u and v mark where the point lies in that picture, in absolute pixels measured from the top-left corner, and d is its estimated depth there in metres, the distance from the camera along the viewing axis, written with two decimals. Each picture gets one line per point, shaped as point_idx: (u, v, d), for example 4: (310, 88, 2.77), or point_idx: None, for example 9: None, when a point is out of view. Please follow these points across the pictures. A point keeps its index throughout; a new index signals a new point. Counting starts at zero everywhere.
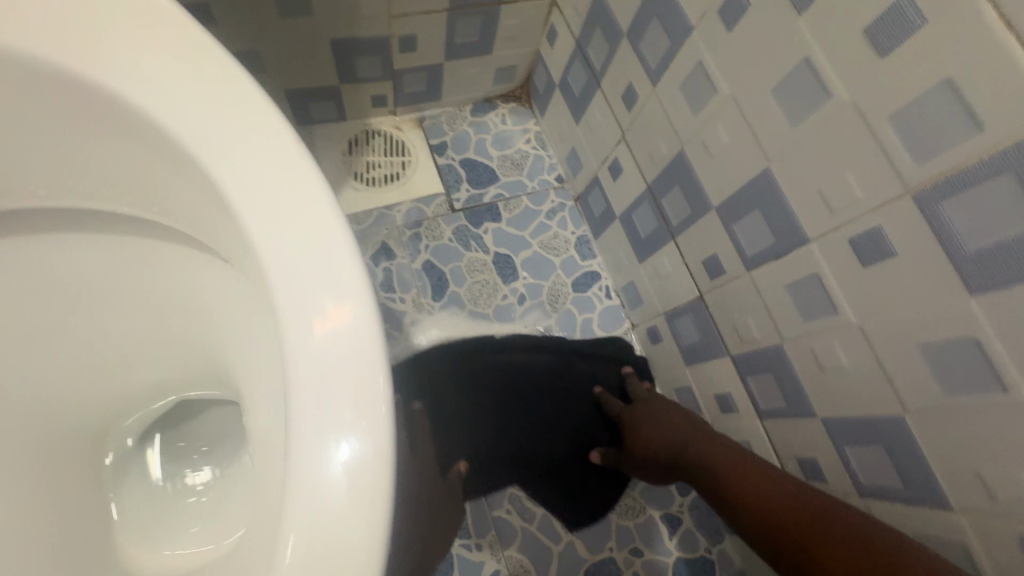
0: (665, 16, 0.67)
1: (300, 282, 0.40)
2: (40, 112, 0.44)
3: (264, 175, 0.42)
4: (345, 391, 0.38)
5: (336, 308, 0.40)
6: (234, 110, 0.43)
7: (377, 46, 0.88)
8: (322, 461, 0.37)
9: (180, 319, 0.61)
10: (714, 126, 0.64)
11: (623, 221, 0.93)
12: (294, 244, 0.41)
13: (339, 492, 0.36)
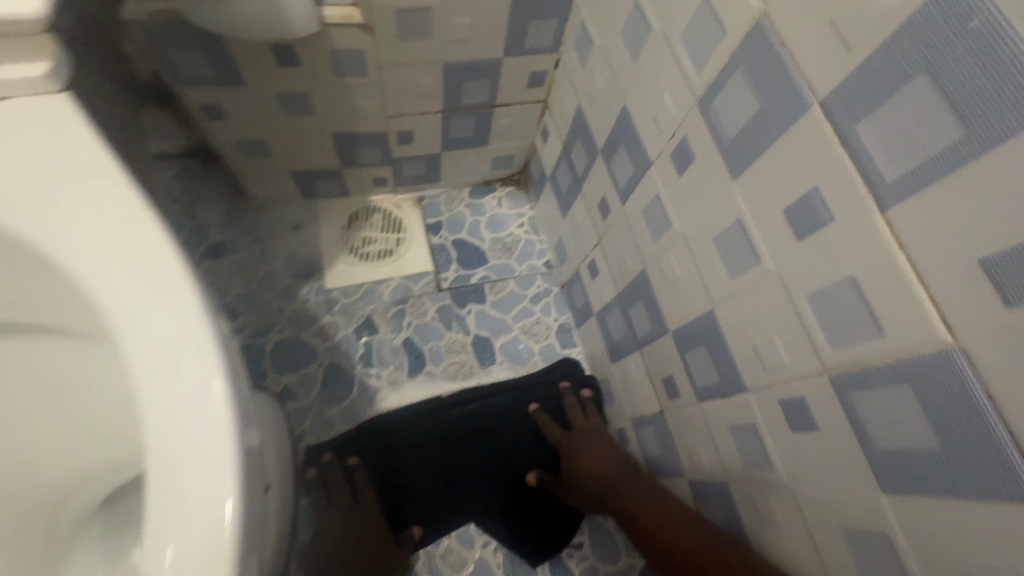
0: (630, 145, 0.69)
1: (152, 364, 0.40)
2: None
3: (124, 266, 0.41)
4: (198, 443, 0.38)
5: (186, 381, 0.40)
6: (105, 204, 0.42)
7: (375, 138, 0.94)
8: (172, 503, 0.38)
9: (110, 408, 0.62)
10: (670, 256, 0.65)
11: (598, 318, 0.94)
12: (150, 327, 0.40)
13: (198, 511, 0.37)
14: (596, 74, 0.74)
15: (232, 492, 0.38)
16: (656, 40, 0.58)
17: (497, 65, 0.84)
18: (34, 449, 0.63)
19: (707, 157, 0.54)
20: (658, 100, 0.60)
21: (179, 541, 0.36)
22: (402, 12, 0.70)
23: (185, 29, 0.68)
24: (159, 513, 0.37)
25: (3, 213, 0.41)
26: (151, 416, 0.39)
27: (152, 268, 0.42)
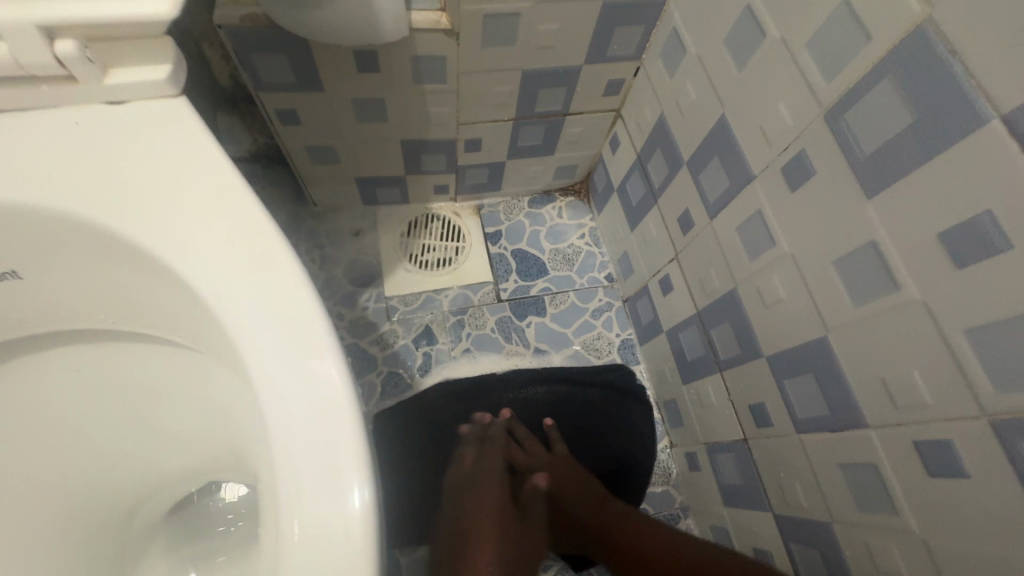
0: (726, 157, 0.65)
1: (272, 355, 0.38)
2: (40, 240, 0.41)
3: (237, 263, 0.40)
4: (328, 423, 0.37)
5: (309, 369, 0.38)
6: (213, 200, 0.41)
7: (443, 146, 0.92)
8: (300, 490, 0.35)
9: (195, 420, 0.61)
10: (770, 277, 0.61)
11: (669, 336, 0.90)
12: (270, 318, 0.39)
13: (330, 494, 0.35)
14: (687, 83, 0.71)
15: (362, 479, 0.36)
16: (773, 46, 0.54)
17: (576, 73, 0.81)
18: (111, 458, 0.61)
19: (832, 173, 0.50)
20: (769, 110, 0.56)
21: (313, 524, 0.35)
22: (490, 17, 0.68)
23: (273, 36, 0.66)
24: (287, 500, 0.35)
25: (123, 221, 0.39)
26: (272, 403, 0.37)
27: (266, 260, 0.40)
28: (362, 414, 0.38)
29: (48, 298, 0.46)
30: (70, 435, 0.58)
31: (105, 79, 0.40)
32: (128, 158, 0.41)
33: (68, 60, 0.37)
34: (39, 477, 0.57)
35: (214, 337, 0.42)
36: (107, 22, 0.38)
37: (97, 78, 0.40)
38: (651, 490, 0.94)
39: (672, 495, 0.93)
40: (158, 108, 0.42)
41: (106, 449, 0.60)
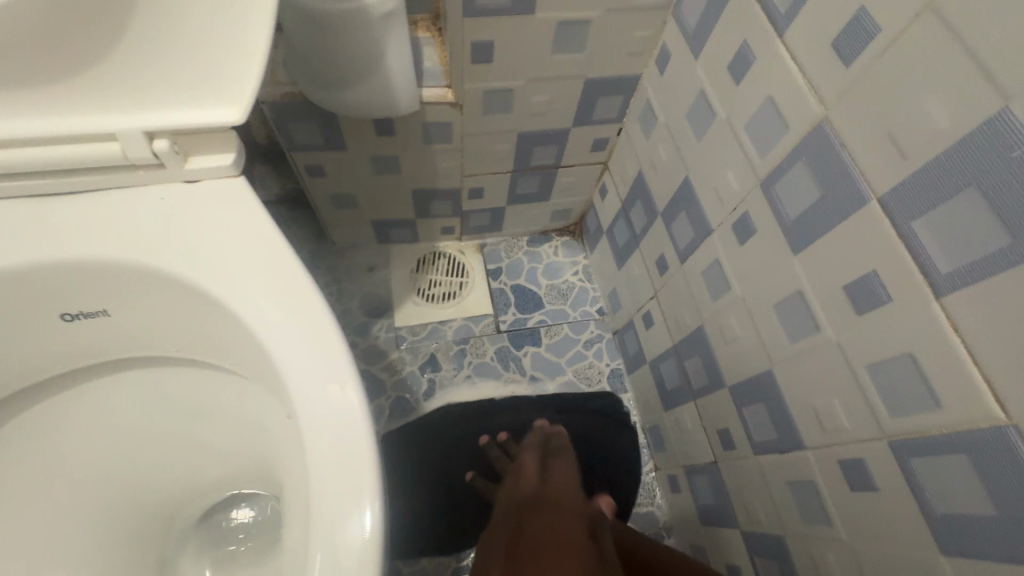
0: (691, 212, 0.76)
1: (308, 390, 0.48)
2: (128, 286, 0.52)
3: (282, 309, 0.50)
4: (350, 453, 0.46)
5: (337, 403, 0.48)
6: (263, 257, 0.51)
7: (450, 193, 1.04)
8: (325, 511, 0.44)
9: (231, 434, 0.71)
10: (728, 316, 0.71)
11: (652, 366, 0.99)
12: (308, 358, 0.49)
13: (349, 514, 0.44)
14: (659, 146, 0.82)
15: (374, 502, 0.45)
16: (721, 124, 0.65)
17: (565, 134, 0.93)
18: (157, 467, 0.71)
19: (769, 232, 0.60)
20: (721, 176, 0.67)
21: (334, 537, 0.44)
22: (489, 93, 0.80)
23: (305, 108, 0.79)
24: (317, 518, 0.44)
25: (189, 274, 0.50)
26: (307, 434, 0.47)
27: (304, 308, 0.50)
28: (377, 447, 0.47)
29: (127, 329, 0.57)
30: (128, 446, 0.68)
31: (186, 162, 0.52)
32: (194, 224, 0.51)
33: (163, 155, 0.50)
34: (100, 482, 0.67)
35: (264, 366, 0.53)
36: (191, 127, 0.49)
37: (180, 163, 0.51)
38: (636, 510, 1.01)
39: (656, 516, 1.00)
40: (220, 185, 0.53)
41: (155, 460, 0.70)
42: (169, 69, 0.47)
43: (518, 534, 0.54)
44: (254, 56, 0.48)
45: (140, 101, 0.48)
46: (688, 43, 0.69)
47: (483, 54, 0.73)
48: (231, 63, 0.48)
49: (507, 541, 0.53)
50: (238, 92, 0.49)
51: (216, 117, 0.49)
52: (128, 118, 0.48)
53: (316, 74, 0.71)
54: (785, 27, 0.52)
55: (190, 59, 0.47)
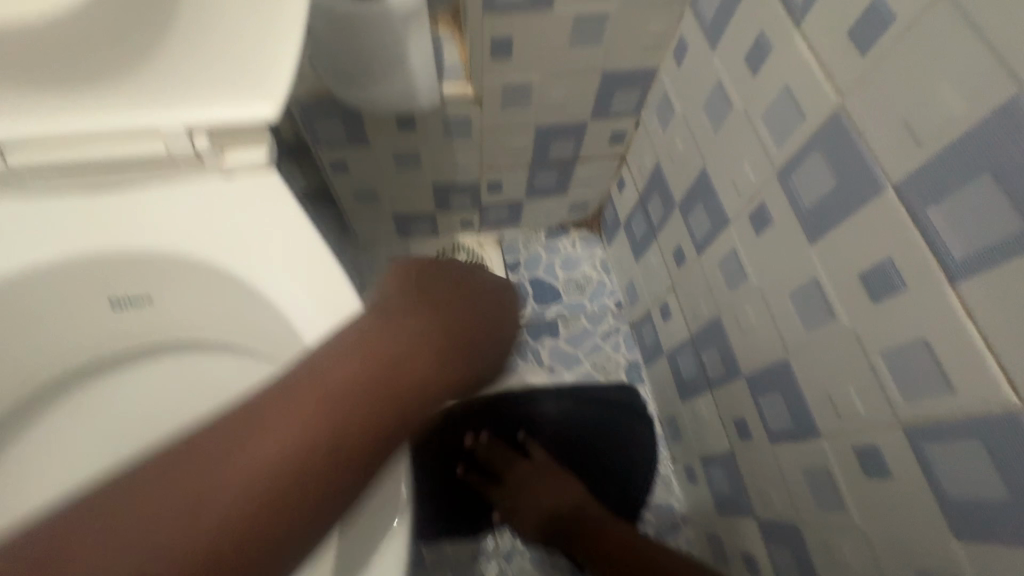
0: (708, 203, 0.76)
1: None
2: (170, 271, 0.55)
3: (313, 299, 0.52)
4: None
5: None
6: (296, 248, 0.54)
7: (469, 187, 1.06)
8: (363, 488, 0.49)
9: None
10: (744, 306, 0.71)
11: (669, 358, 0.99)
12: None
13: (384, 493, 0.48)
14: (676, 138, 0.82)
15: (405, 481, 0.49)
16: (738, 115, 0.66)
17: (583, 127, 0.94)
18: None
19: (785, 221, 0.60)
20: (738, 167, 0.67)
21: (370, 512, 0.48)
22: (507, 87, 0.81)
23: (329, 104, 0.81)
24: (355, 498, 0.49)
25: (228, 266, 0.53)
26: None
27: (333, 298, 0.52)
28: None
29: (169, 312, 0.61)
30: None
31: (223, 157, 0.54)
32: (231, 216, 0.54)
33: (203, 151, 0.53)
34: None
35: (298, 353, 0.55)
36: (229, 124, 0.52)
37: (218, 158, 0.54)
38: (652, 501, 1.02)
39: (673, 506, 1.01)
40: (255, 178, 0.55)
41: None
42: (208, 64, 0.50)
43: (469, 326, 0.52)
44: (285, 53, 0.50)
45: (182, 98, 0.51)
46: (705, 35, 0.70)
47: (502, 48, 0.74)
48: (266, 60, 0.50)
49: (457, 332, 0.50)
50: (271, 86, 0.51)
51: (251, 112, 0.52)
52: (171, 115, 0.51)
53: (340, 72, 0.73)
54: (801, 18, 0.53)
55: (227, 53, 0.49)
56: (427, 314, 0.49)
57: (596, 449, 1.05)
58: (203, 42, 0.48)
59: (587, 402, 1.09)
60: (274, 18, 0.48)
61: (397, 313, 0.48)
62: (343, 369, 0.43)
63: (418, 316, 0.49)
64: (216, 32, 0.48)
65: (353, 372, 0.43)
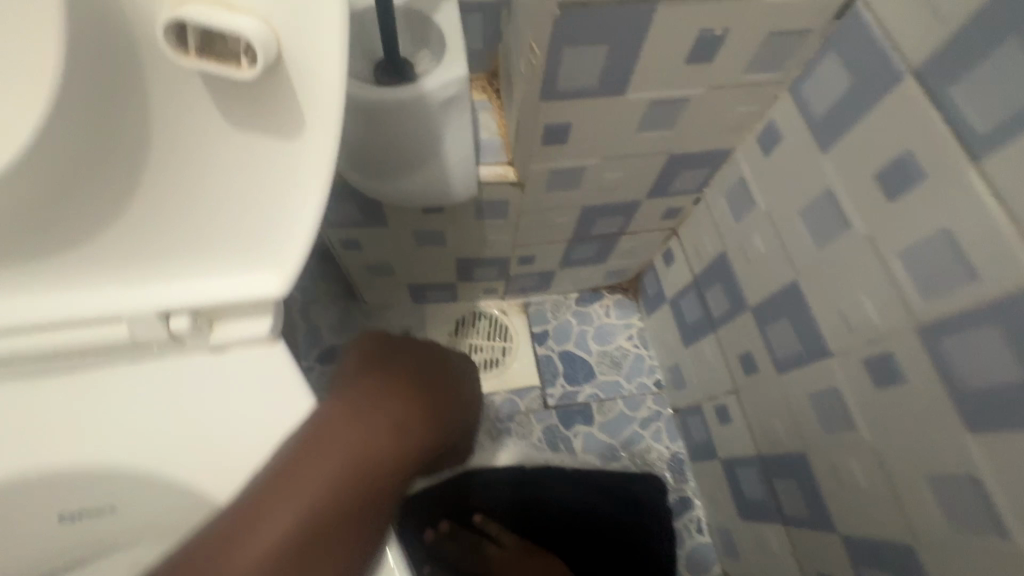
0: (799, 323, 0.63)
1: None
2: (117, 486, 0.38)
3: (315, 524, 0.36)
4: None
5: None
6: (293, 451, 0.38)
7: (498, 261, 0.92)
8: None
9: None
10: (848, 459, 0.59)
11: (725, 466, 0.87)
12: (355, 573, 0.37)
13: None
14: (756, 234, 0.69)
15: None
16: (858, 240, 0.53)
17: (636, 205, 0.80)
18: None
19: (928, 388, 0.48)
20: (854, 301, 0.54)
21: None
22: (556, 171, 0.68)
23: (344, 189, 0.68)
24: None
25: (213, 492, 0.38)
26: None
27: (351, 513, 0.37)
28: None
29: None
30: None
31: (212, 333, 0.38)
32: (215, 415, 0.38)
33: (181, 335, 0.37)
34: None
35: None
36: (218, 303, 0.36)
37: (205, 335, 0.38)
38: None
39: None
40: (254, 355, 0.40)
41: None
42: (183, 229, 0.33)
43: (428, 382, 0.46)
44: (299, 217, 0.33)
45: (146, 271, 0.34)
46: (812, 131, 0.56)
47: (556, 134, 0.61)
48: (269, 223, 0.33)
49: (426, 405, 0.43)
50: (276, 250, 0.35)
51: (250, 286, 0.36)
52: (132, 295, 0.35)
53: (363, 164, 0.60)
54: (982, 150, 0.40)
55: (210, 214, 0.33)
56: (389, 379, 0.42)
57: (612, 538, 0.93)
58: (175, 202, 0.32)
59: (602, 486, 0.96)
60: (283, 173, 0.31)
61: (369, 393, 0.40)
62: (342, 488, 0.36)
63: (398, 398, 0.41)
64: (193, 189, 0.31)
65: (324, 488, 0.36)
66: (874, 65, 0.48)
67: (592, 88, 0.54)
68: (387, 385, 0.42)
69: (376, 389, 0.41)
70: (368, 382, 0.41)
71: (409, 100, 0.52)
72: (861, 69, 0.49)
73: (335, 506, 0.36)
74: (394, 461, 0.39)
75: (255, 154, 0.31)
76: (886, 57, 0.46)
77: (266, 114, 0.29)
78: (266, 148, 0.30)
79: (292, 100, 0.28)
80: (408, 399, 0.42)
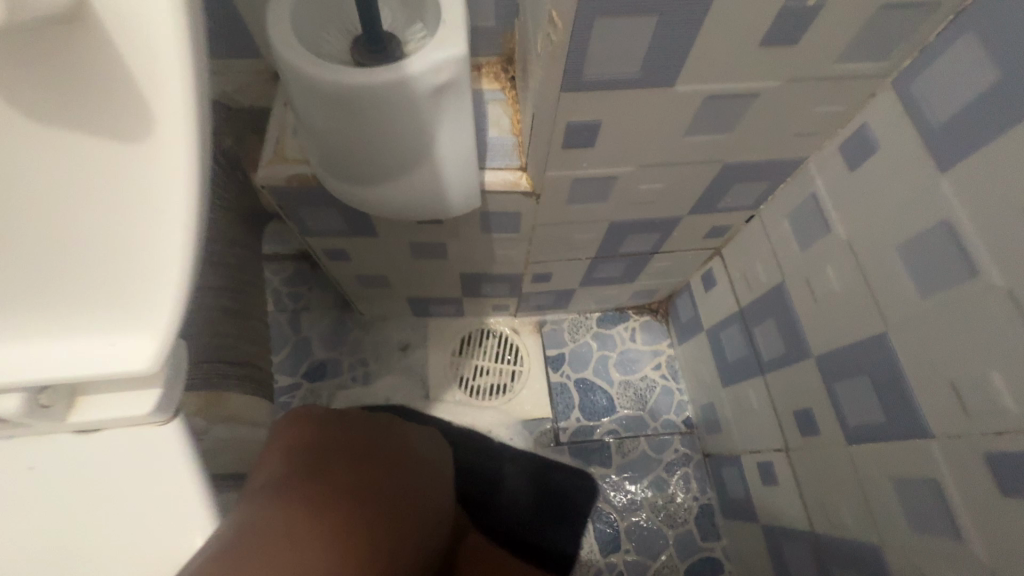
0: (884, 387, 0.49)
1: None
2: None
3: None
4: None
5: None
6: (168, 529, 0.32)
7: (508, 277, 0.80)
8: None
9: None
10: (945, 572, 0.45)
11: (766, 533, 0.73)
12: None
13: None
14: (828, 267, 0.55)
15: None
16: (988, 295, 0.39)
17: (674, 222, 0.67)
18: None
19: None
20: (973, 373, 0.40)
21: None
22: (580, 181, 0.55)
23: (322, 195, 0.56)
24: None
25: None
26: None
27: None
28: None
29: None
30: None
31: (73, 413, 0.32)
32: (97, 502, 0.32)
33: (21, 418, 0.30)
34: None
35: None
36: (64, 378, 0.25)
37: (61, 416, 0.32)
38: None
39: None
40: (135, 435, 0.33)
41: None
42: (19, 285, 0.24)
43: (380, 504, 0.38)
44: (158, 255, 0.22)
45: None
46: (926, 142, 0.42)
47: (580, 136, 0.48)
48: (118, 268, 0.23)
49: (371, 543, 0.35)
50: (133, 310, 0.24)
51: (107, 361, 0.25)
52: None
53: (335, 163, 0.48)
54: None
55: (46, 261, 0.23)
56: (319, 511, 0.34)
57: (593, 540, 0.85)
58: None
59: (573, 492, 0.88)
60: (138, 191, 0.22)
61: (287, 534, 0.32)
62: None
63: (326, 538, 0.33)
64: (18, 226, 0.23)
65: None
66: None
67: (631, 78, 0.41)
68: (315, 522, 0.33)
69: (299, 527, 0.32)
70: (288, 517, 0.33)
71: (389, 87, 0.40)
72: (1018, 60, 0.35)
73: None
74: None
75: (97, 169, 0.22)
76: None
77: (101, 104, 0.20)
78: (111, 151, 0.21)
79: (126, 76, 0.19)
80: (345, 512, 0.35)
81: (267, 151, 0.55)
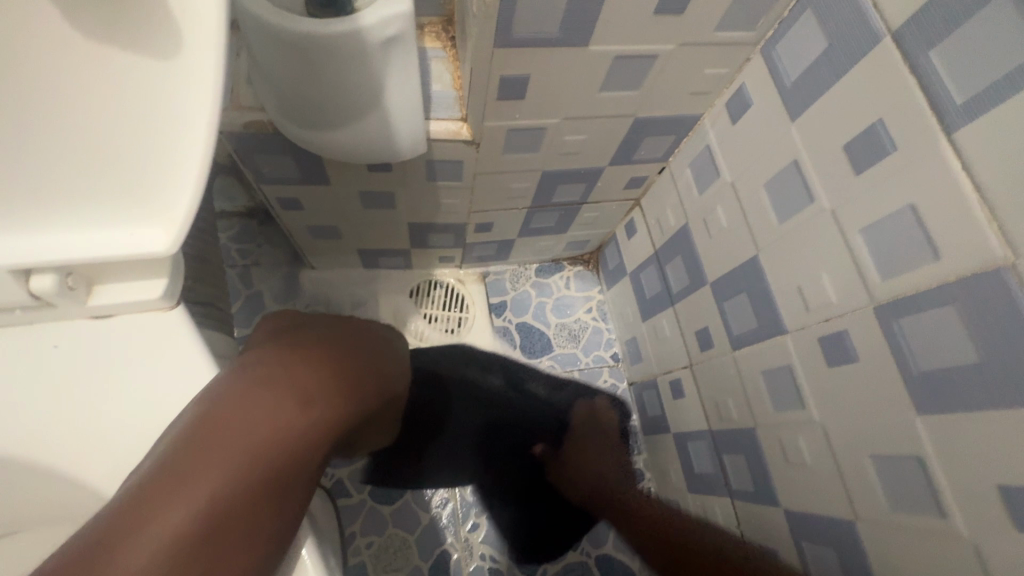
0: (756, 299, 0.61)
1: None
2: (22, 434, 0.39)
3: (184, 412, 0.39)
4: None
5: None
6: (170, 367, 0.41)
7: (453, 228, 0.87)
8: None
9: None
10: (794, 435, 0.59)
11: (677, 440, 0.87)
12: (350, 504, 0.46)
13: None
14: (718, 206, 0.66)
15: None
16: (820, 216, 0.51)
17: (598, 173, 0.76)
18: None
19: (880, 369, 0.47)
20: (811, 278, 0.53)
21: None
22: (514, 131, 0.63)
23: (276, 141, 0.61)
24: None
25: (95, 465, 0.39)
26: None
27: None
28: None
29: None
30: None
31: (90, 298, 0.40)
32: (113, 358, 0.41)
33: (50, 297, 0.38)
34: None
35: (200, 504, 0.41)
36: (122, 254, 0.36)
37: (81, 300, 0.40)
38: None
39: None
40: (144, 317, 0.42)
41: None
42: (93, 173, 0.33)
43: (351, 356, 0.45)
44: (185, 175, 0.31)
45: (59, 212, 0.35)
46: (782, 99, 0.53)
47: (512, 88, 0.56)
48: (160, 175, 0.33)
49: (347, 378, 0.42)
50: (166, 207, 0.34)
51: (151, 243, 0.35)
52: (21, 239, 0.35)
53: (291, 107, 0.53)
54: (957, 123, 0.38)
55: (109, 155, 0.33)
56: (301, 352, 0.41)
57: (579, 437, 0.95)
58: (60, 139, 0.32)
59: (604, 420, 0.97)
60: (174, 126, 0.30)
61: (279, 364, 0.39)
62: (255, 457, 0.34)
63: (316, 364, 0.41)
64: (77, 122, 0.31)
65: (234, 466, 0.33)
66: (852, 26, 0.45)
67: (552, 38, 0.49)
68: (306, 352, 0.41)
69: (286, 361, 0.39)
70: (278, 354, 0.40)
71: (341, 37, 0.45)
72: (839, 31, 0.46)
73: (244, 484, 0.33)
74: (318, 426, 0.38)
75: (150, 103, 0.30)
76: (866, 17, 0.43)
77: (150, 49, 0.28)
78: (160, 96, 0.30)
79: (175, 33, 0.27)
80: (329, 352, 0.43)
81: (222, 98, 0.58)
